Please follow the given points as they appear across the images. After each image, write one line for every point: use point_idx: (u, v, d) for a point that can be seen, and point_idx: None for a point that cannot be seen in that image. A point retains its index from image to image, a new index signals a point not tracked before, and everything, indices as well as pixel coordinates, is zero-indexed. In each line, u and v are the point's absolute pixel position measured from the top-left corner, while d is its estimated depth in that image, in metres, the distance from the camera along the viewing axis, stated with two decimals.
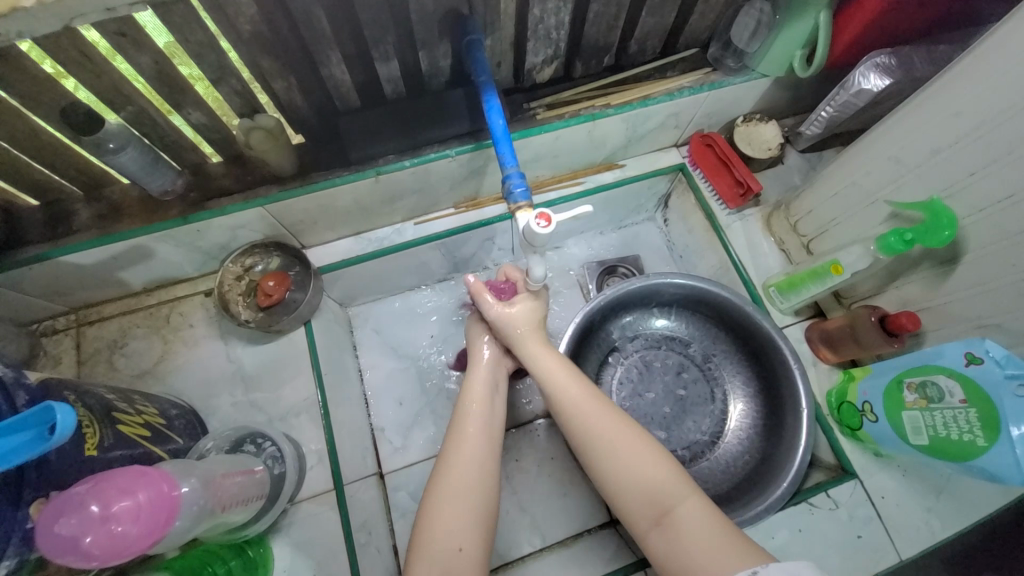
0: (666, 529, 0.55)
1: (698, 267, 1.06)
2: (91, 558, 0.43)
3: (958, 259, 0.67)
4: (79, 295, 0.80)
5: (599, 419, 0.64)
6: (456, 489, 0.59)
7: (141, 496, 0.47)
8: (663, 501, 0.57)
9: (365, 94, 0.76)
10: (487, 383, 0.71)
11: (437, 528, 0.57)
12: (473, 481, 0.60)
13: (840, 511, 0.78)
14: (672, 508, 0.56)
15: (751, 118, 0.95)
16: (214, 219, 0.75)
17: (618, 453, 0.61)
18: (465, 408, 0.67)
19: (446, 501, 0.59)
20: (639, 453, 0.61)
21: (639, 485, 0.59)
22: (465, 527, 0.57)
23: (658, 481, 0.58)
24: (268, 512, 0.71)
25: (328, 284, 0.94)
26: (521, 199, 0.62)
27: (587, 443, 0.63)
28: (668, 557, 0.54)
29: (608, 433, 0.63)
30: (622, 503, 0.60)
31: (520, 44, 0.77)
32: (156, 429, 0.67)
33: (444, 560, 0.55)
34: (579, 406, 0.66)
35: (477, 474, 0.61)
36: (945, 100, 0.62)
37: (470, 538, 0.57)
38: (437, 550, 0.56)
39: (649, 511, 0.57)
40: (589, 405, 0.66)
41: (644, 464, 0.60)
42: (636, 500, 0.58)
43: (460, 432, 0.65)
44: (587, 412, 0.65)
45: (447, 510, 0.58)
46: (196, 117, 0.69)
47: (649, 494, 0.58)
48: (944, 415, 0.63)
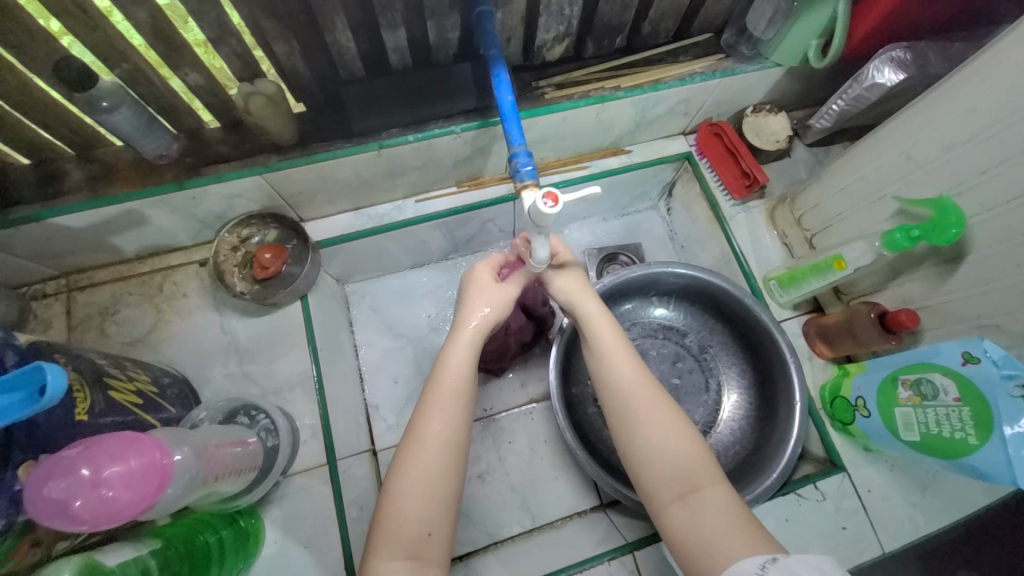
0: (690, 505, 0.56)
1: (700, 258, 1.05)
2: (81, 522, 0.43)
3: (962, 258, 0.67)
4: (70, 260, 0.78)
5: (642, 387, 0.63)
6: (422, 475, 0.57)
7: (134, 462, 0.47)
8: (693, 479, 0.57)
9: (370, 64, 0.74)
10: (464, 350, 0.64)
11: (401, 515, 0.55)
12: (440, 463, 0.57)
13: (827, 502, 0.79)
14: (702, 487, 0.57)
15: (760, 109, 0.94)
16: (210, 186, 0.73)
17: (656, 425, 0.61)
18: (435, 381, 0.62)
19: (410, 488, 0.56)
20: (676, 429, 0.60)
21: (673, 459, 0.59)
22: (432, 513, 0.56)
23: (692, 460, 0.58)
24: (260, 483, 0.71)
25: (326, 259, 0.92)
26: (527, 178, 0.61)
27: (626, 408, 0.62)
28: (686, 531, 0.55)
29: (649, 405, 0.62)
30: (649, 473, 0.59)
31: (532, 19, 0.74)
32: (148, 397, 0.66)
33: (411, 544, 0.54)
34: (625, 370, 0.64)
35: (445, 458, 0.58)
36: (960, 96, 0.61)
37: (438, 523, 0.56)
38: (400, 537, 0.54)
39: (675, 486, 0.57)
40: (635, 373, 0.64)
41: (681, 441, 0.60)
42: (664, 474, 0.58)
43: (427, 409, 0.60)
44: (631, 380, 0.64)
45: (411, 498, 0.56)
46: (194, 79, 0.66)
47: (680, 469, 0.58)
48: (937, 413, 0.64)
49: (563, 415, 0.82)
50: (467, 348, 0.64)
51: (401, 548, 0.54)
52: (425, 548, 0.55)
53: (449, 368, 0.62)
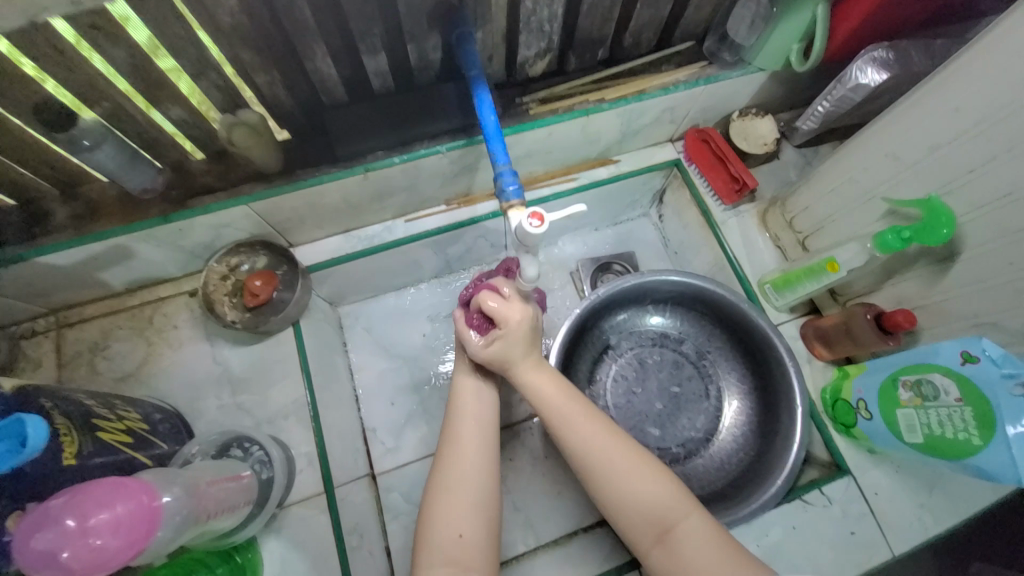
0: (670, 545, 0.56)
1: (693, 264, 1.05)
2: (71, 573, 0.42)
3: (955, 257, 0.66)
4: (58, 297, 0.78)
5: (599, 439, 0.61)
6: (456, 479, 0.59)
7: (120, 508, 0.46)
8: (667, 518, 0.57)
9: (352, 89, 0.74)
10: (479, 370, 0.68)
11: (439, 516, 0.57)
12: (471, 467, 0.60)
13: (834, 508, 0.78)
14: (675, 525, 0.57)
15: (746, 112, 0.94)
16: (196, 218, 0.72)
17: (617, 474, 0.59)
18: (458, 396, 0.66)
19: (445, 492, 0.58)
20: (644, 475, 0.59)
21: (642, 505, 0.58)
22: (466, 515, 0.57)
23: (662, 499, 0.58)
24: (255, 518, 0.70)
25: (317, 283, 0.91)
26: (513, 197, 0.61)
27: (586, 466, 0.61)
28: (672, 573, 0.55)
29: (610, 453, 0.60)
30: (623, 522, 0.59)
31: (512, 37, 0.75)
32: (139, 435, 0.65)
33: (448, 549, 0.55)
34: (574, 424, 0.62)
35: (478, 465, 0.60)
36: (943, 95, 0.61)
37: (469, 523, 0.57)
38: (439, 540, 0.56)
39: (652, 529, 0.57)
40: (586, 426, 0.62)
41: (647, 484, 0.59)
42: (638, 521, 0.58)
43: (456, 424, 0.64)
44: (584, 435, 0.62)
45: (448, 499, 0.58)
46: (175, 112, 0.66)
47: (654, 512, 0.58)
48: (939, 413, 0.63)
49: None
50: (478, 366, 0.69)
51: (441, 553, 0.55)
52: (464, 549, 0.56)
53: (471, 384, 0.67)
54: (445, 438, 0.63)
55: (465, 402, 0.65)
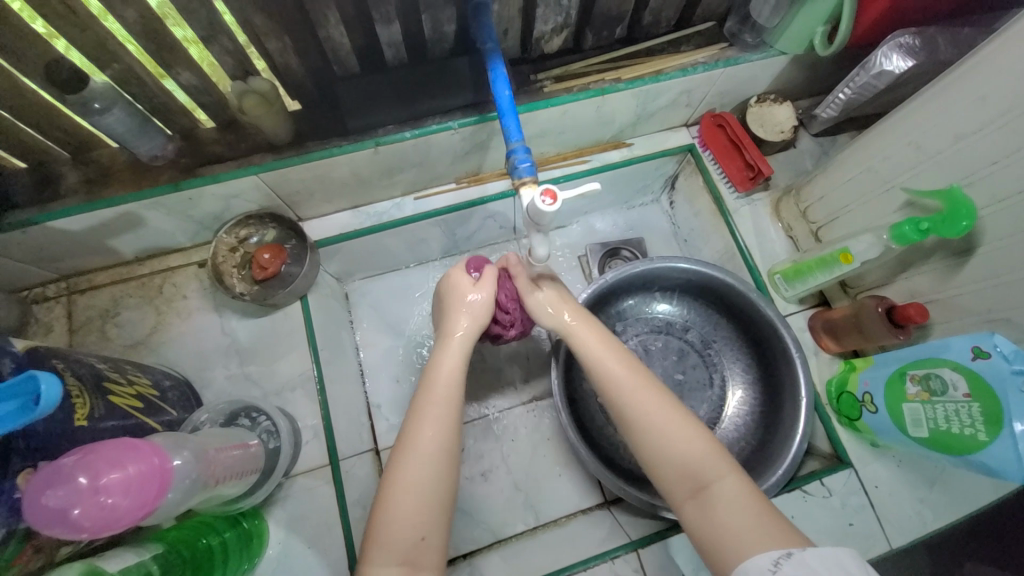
0: (701, 502, 0.55)
1: (703, 251, 1.04)
2: (81, 529, 0.43)
3: (972, 251, 0.65)
4: (69, 263, 0.78)
5: (643, 390, 0.62)
6: (414, 483, 0.56)
7: (132, 469, 0.46)
8: (700, 476, 0.56)
9: (364, 60, 0.73)
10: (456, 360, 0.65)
11: (399, 517, 0.54)
12: (429, 471, 0.57)
13: (833, 499, 0.78)
14: (709, 483, 0.55)
15: (765, 98, 0.92)
16: (206, 187, 0.72)
17: (657, 425, 0.60)
18: (427, 392, 0.62)
19: (404, 490, 0.55)
20: (682, 430, 0.59)
21: (679, 457, 0.57)
22: (426, 516, 0.55)
23: (700, 456, 0.57)
24: (262, 485, 0.71)
25: (326, 258, 0.92)
26: (526, 175, 0.60)
27: (627, 411, 0.62)
28: (701, 530, 0.54)
29: (649, 404, 0.61)
30: (657, 472, 0.59)
31: (529, 11, 0.73)
32: (149, 401, 0.66)
33: (406, 550, 0.53)
34: (618, 372, 0.64)
35: (440, 464, 0.57)
36: (972, 83, 0.59)
37: (432, 527, 0.55)
38: (396, 541, 0.53)
39: (685, 484, 0.56)
40: (631, 378, 0.63)
41: (684, 440, 0.58)
42: (672, 473, 0.57)
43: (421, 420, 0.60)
44: (629, 386, 0.63)
45: (404, 497, 0.55)
46: (186, 79, 0.65)
47: (689, 467, 0.57)
48: (946, 408, 0.63)
49: (565, 411, 0.83)
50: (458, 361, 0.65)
51: (397, 552, 0.53)
52: (420, 554, 0.54)
53: (445, 376, 0.63)
54: (408, 433, 0.59)
55: (433, 400, 0.61)
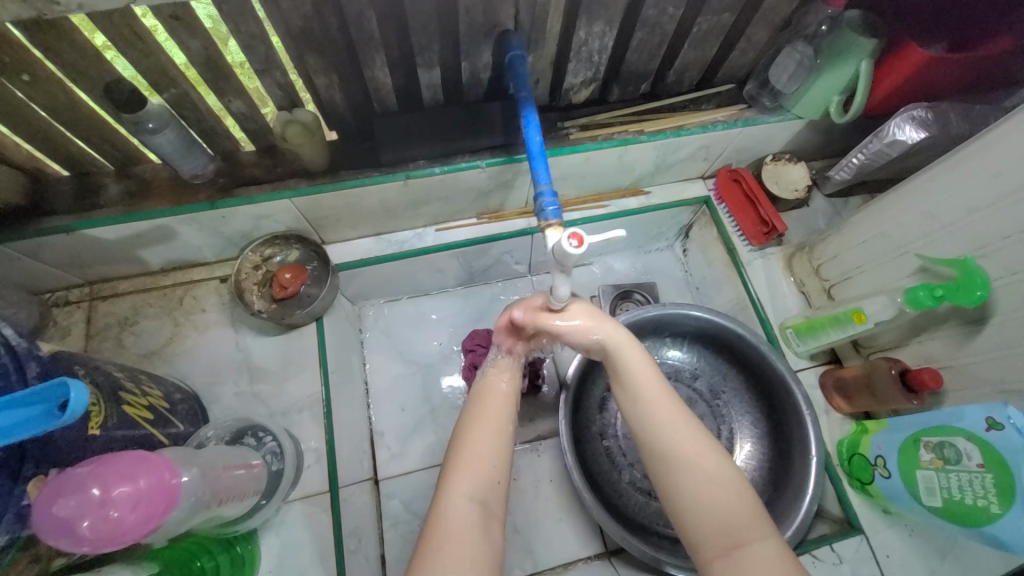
0: (736, 560, 0.53)
1: (715, 301, 1.05)
2: (83, 542, 0.42)
3: (986, 320, 0.66)
4: (95, 270, 0.80)
5: (684, 432, 0.60)
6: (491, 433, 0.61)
7: (142, 482, 0.46)
8: (739, 533, 0.54)
9: (403, 99, 0.77)
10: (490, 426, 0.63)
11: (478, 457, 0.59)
12: (465, 539, 0.53)
13: (843, 567, 0.76)
14: (748, 543, 0.53)
15: (779, 157, 0.96)
16: (240, 207, 0.74)
17: (695, 472, 0.58)
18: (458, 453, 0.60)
19: (435, 557, 0.52)
20: (721, 483, 0.57)
21: (718, 510, 0.56)
22: None
23: (741, 512, 0.55)
24: (261, 510, 0.70)
25: (344, 282, 0.93)
26: (552, 217, 0.62)
27: (666, 451, 0.60)
28: None
29: (690, 452, 0.59)
30: (690, 523, 0.56)
31: (561, 64, 0.78)
32: (159, 413, 0.66)
33: None
34: (659, 410, 0.62)
35: (472, 530, 0.54)
36: (983, 160, 0.62)
37: None
38: None
39: (720, 540, 0.54)
40: (675, 422, 0.61)
41: (724, 494, 0.56)
42: (706, 527, 0.55)
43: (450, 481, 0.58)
44: (673, 431, 0.61)
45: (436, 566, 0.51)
46: (235, 105, 0.69)
47: (727, 523, 0.55)
48: (960, 478, 0.62)
49: (571, 453, 0.82)
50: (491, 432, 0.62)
51: None
52: (495, 495, 0.58)
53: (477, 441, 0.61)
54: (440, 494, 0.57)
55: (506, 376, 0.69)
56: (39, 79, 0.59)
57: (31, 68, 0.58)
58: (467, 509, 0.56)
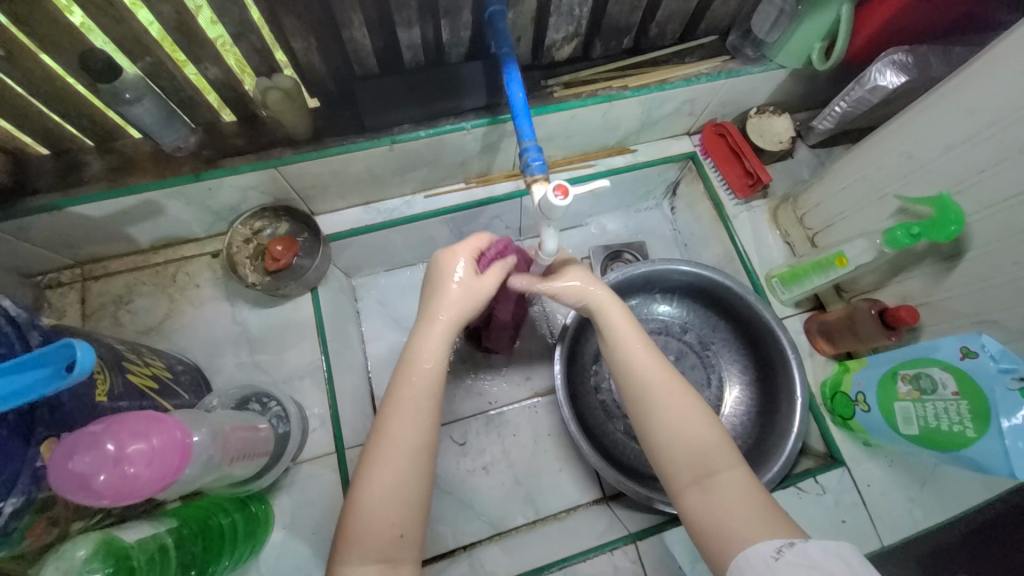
0: (704, 488, 0.57)
1: (703, 256, 1.07)
2: (102, 496, 0.44)
3: (961, 255, 0.68)
4: (85, 250, 0.80)
5: (657, 375, 0.64)
6: (398, 456, 0.55)
7: (155, 440, 0.47)
8: (709, 463, 0.58)
9: (383, 61, 0.75)
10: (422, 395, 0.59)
11: (378, 514, 0.53)
12: (404, 478, 0.55)
13: (826, 496, 0.81)
14: (716, 472, 0.57)
15: (764, 110, 0.96)
16: (226, 178, 0.74)
17: (666, 412, 0.61)
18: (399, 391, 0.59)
19: (380, 492, 0.54)
20: (693, 419, 0.61)
21: (689, 442, 0.59)
22: (405, 515, 0.54)
23: (710, 444, 0.59)
24: (271, 468, 0.72)
25: (336, 253, 0.94)
26: (537, 172, 0.63)
27: (640, 396, 0.63)
28: (702, 513, 0.56)
29: (663, 389, 0.62)
30: (664, 457, 0.60)
31: (541, 20, 0.76)
32: (163, 383, 0.67)
33: (383, 548, 0.53)
34: (636, 354, 0.65)
35: (405, 476, 0.55)
36: (959, 98, 0.62)
37: (411, 526, 0.54)
38: (374, 540, 0.52)
39: (689, 472, 0.58)
40: (648, 361, 0.65)
41: (696, 427, 0.60)
42: (676, 460, 0.59)
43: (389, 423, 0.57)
44: (647, 372, 0.64)
45: (378, 503, 0.54)
46: (213, 72, 0.67)
47: (697, 453, 0.58)
48: (936, 406, 0.66)
49: (567, 406, 0.85)
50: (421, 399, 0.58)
51: (372, 552, 0.52)
52: (399, 552, 0.53)
53: (410, 398, 0.58)
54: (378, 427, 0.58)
55: (412, 380, 0.59)
56: (12, 53, 0.58)
57: (1, 41, 0.56)
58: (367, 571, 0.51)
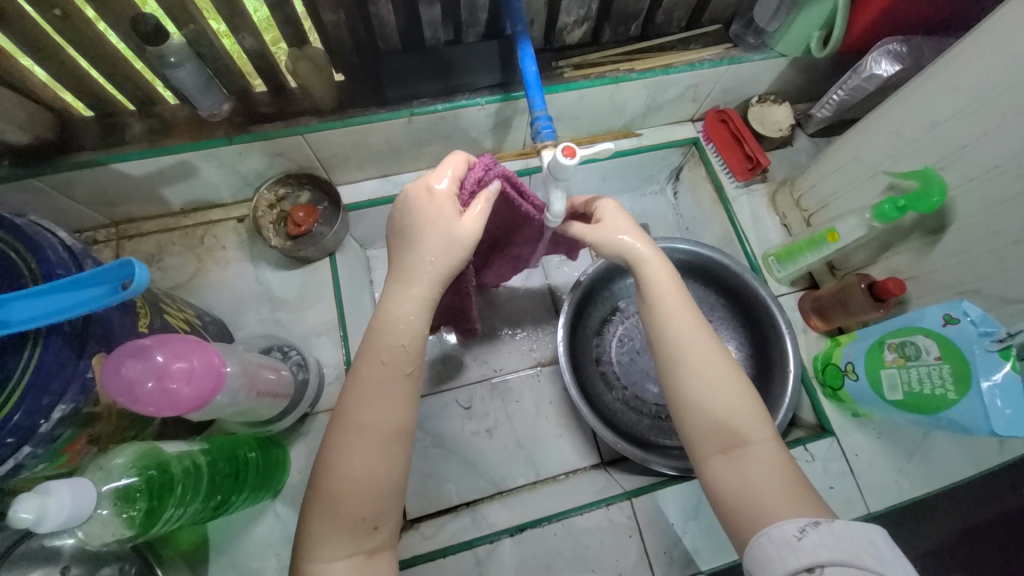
0: (733, 460, 0.57)
1: (703, 238, 1.11)
2: (145, 404, 0.49)
3: (945, 228, 0.72)
4: (121, 209, 0.85)
5: (694, 340, 0.62)
6: (368, 445, 0.53)
7: (196, 362, 0.52)
8: (741, 436, 0.57)
9: (405, 38, 0.81)
10: (384, 379, 0.55)
11: (349, 507, 0.52)
12: (375, 471, 0.53)
13: (816, 463, 0.84)
14: (748, 445, 0.57)
15: (765, 99, 1.00)
16: (256, 143, 0.79)
17: (701, 379, 0.60)
18: (358, 378, 0.55)
19: (346, 487, 0.52)
20: (731, 390, 0.59)
21: (724, 412, 0.58)
22: (375, 508, 0.53)
23: (745, 418, 0.58)
24: (288, 414, 0.77)
25: (353, 222, 0.99)
26: (546, 139, 0.68)
27: (677, 361, 0.61)
28: (728, 483, 0.56)
29: (702, 358, 0.61)
30: (694, 425, 0.59)
31: (554, 3, 0.81)
32: (194, 328, 0.73)
33: (356, 538, 0.52)
34: (677, 318, 0.63)
35: (376, 467, 0.53)
36: (945, 79, 0.66)
37: (383, 515, 0.54)
38: (344, 531, 0.51)
39: (718, 441, 0.58)
40: (689, 326, 0.62)
41: (733, 398, 0.59)
42: (706, 428, 0.58)
43: (350, 414, 0.54)
44: (687, 338, 0.62)
45: (345, 498, 0.52)
46: (249, 42, 0.72)
47: (730, 425, 0.58)
48: (920, 371, 0.70)
49: (569, 371, 0.89)
50: (385, 383, 0.55)
51: (346, 543, 0.52)
52: (374, 540, 0.53)
53: (375, 384, 0.55)
54: (341, 418, 0.54)
55: (375, 361, 0.55)
56: (72, 17, 0.63)
57: (61, 4, 0.62)
58: (345, 558, 0.51)
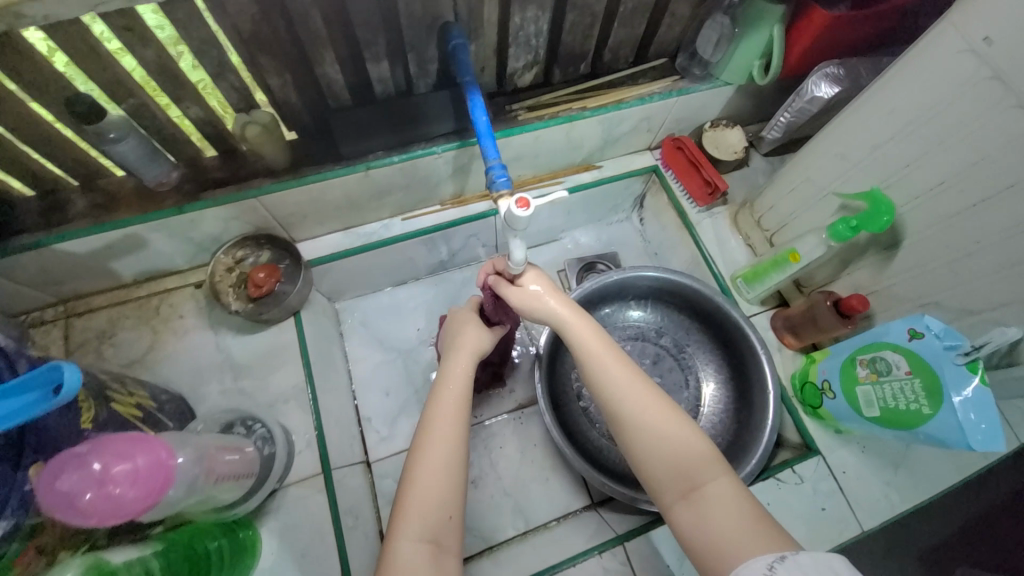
0: (694, 503, 0.57)
1: (672, 262, 1.12)
2: (88, 516, 0.45)
3: (899, 244, 0.74)
4: (68, 286, 0.81)
5: (633, 390, 0.64)
6: (444, 436, 0.62)
7: (141, 461, 0.49)
8: (694, 476, 0.58)
9: (356, 94, 0.80)
10: (460, 380, 0.67)
11: (424, 496, 0.59)
12: (449, 461, 0.61)
13: (805, 485, 0.83)
14: (703, 486, 0.57)
15: (717, 124, 1.02)
16: (208, 209, 0.77)
17: (646, 429, 0.61)
18: (440, 383, 0.67)
19: (426, 475, 0.60)
20: (674, 433, 0.61)
21: (672, 457, 0.60)
22: (452, 498, 0.59)
23: (693, 458, 0.59)
24: (258, 490, 0.73)
25: (318, 277, 0.97)
26: (502, 188, 0.67)
27: (620, 415, 0.63)
28: (694, 529, 0.56)
29: (642, 407, 0.62)
30: (650, 475, 0.61)
31: (502, 50, 0.83)
32: (147, 411, 0.69)
33: (434, 527, 0.58)
34: (610, 371, 0.65)
35: (452, 461, 0.61)
36: (881, 102, 0.69)
37: (457, 507, 0.60)
38: (426, 517, 0.58)
39: (676, 486, 0.59)
40: (624, 377, 0.64)
41: (677, 440, 0.60)
42: (662, 475, 0.60)
43: (433, 413, 0.64)
44: (625, 390, 0.64)
45: (427, 488, 0.59)
46: (194, 111, 0.72)
47: (680, 468, 0.59)
48: (893, 387, 0.70)
49: (549, 413, 0.87)
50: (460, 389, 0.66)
51: (425, 530, 0.57)
52: (446, 532, 0.58)
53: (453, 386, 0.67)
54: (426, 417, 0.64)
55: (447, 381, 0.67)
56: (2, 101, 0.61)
57: None
58: (417, 552, 0.56)
